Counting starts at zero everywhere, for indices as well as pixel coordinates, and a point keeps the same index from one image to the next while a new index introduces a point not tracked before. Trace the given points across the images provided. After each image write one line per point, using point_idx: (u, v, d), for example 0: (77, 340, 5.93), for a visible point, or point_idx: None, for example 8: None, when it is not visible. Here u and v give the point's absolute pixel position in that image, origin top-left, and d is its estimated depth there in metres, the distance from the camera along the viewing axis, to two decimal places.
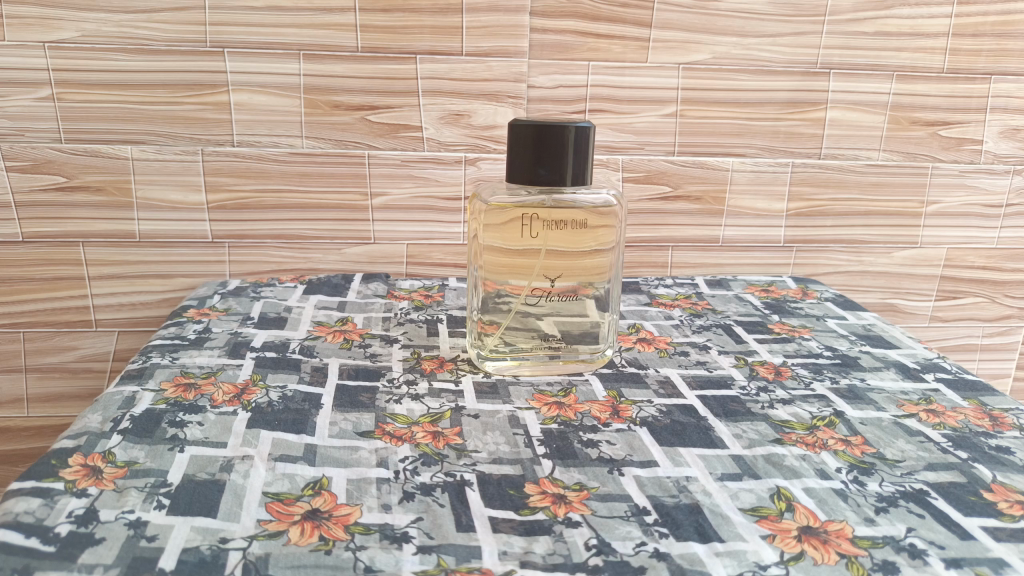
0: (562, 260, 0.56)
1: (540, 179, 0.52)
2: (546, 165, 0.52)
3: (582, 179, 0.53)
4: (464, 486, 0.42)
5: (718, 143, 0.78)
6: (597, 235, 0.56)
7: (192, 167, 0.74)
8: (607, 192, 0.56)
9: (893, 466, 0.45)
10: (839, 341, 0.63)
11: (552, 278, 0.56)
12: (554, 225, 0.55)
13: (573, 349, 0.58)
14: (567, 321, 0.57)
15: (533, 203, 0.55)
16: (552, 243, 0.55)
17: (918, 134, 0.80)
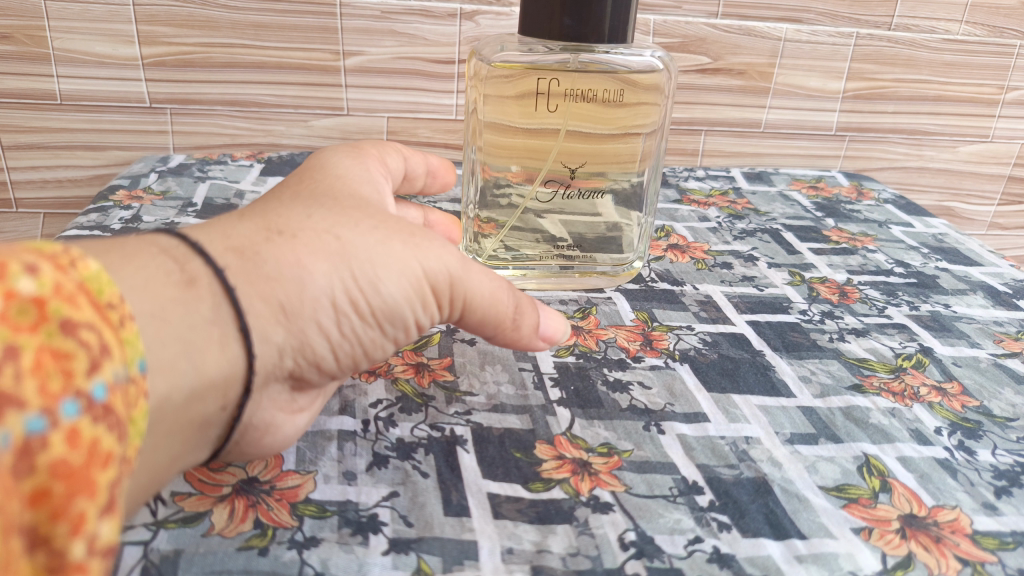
0: (586, 145, 0.44)
1: (564, 32, 0.40)
2: (573, 15, 0.40)
3: (620, 37, 0.41)
4: (456, 445, 0.31)
5: (770, 4, 0.63)
6: (631, 112, 0.44)
7: (120, 12, 0.59)
8: (651, 53, 0.43)
9: (1004, 427, 0.35)
10: (909, 254, 0.52)
11: (572, 168, 0.44)
12: (579, 97, 0.43)
13: (593, 259, 0.46)
14: (587, 224, 0.45)
15: (555, 66, 0.42)
16: (574, 121, 0.43)
17: (1010, 2, 0.66)
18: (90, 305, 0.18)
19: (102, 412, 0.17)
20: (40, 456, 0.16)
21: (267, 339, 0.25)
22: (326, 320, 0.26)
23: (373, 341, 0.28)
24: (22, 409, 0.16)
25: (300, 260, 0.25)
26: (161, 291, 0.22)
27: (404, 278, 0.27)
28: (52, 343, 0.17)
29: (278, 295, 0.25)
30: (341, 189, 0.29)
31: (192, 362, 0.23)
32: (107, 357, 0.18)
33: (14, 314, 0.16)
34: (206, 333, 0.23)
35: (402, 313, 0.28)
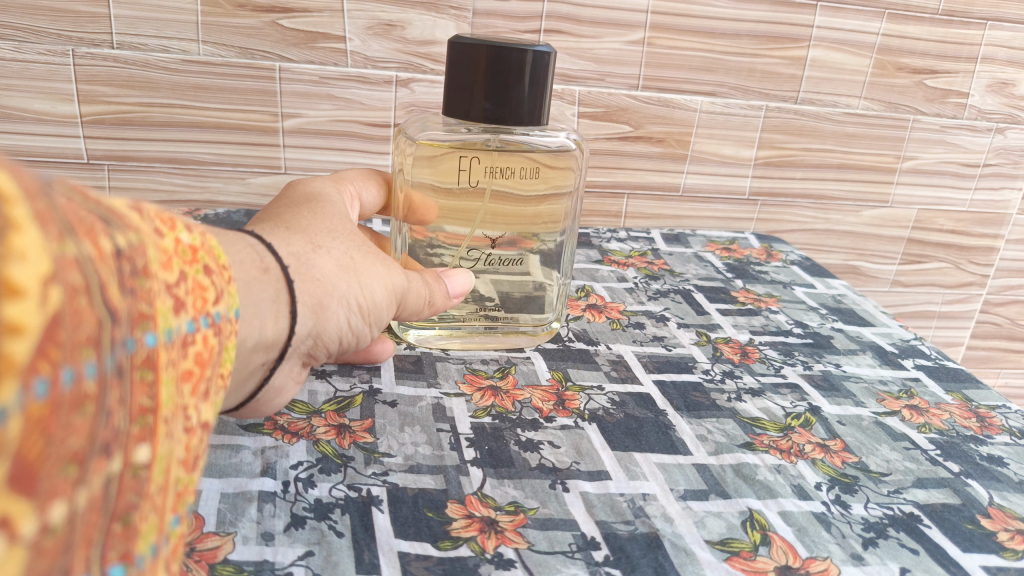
0: (507, 217, 0.47)
1: (485, 114, 0.43)
2: (493, 99, 0.43)
3: (537, 118, 0.44)
4: (371, 505, 0.33)
5: (686, 79, 0.68)
6: (549, 184, 0.48)
7: (60, 71, 0.61)
8: (564, 133, 0.47)
9: (878, 481, 0.38)
10: (809, 315, 0.57)
11: (493, 236, 0.47)
12: (499, 172, 0.45)
13: (516, 320, 0.49)
14: (510, 285, 0.48)
15: (476, 144, 0.45)
16: (494, 193, 0.46)
17: (903, 82, 0.72)
18: (215, 260, 0.24)
19: (218, 333, 0.23)
20: (194, 350, 0.22)
21: (306, 322, 0.33)
22: (340, 314, 0.34)
23: (361, 335, 0.36)
24: (188, 315, 0.21)
25: (335, 268, 0.34)
26: (249, 270, 0.29)
27: (384, 289, 0.37)
28: (199, 275, 0.23)
29: (317, 292, 0.33)
30: (339, 208, 0.38)
31: (259, 326, 0.30)
32: (223, 298, 0.24)
33: (183, 248, 0.22)
34: (270, 307, 0.30)
35: (382, 313, 0.37)
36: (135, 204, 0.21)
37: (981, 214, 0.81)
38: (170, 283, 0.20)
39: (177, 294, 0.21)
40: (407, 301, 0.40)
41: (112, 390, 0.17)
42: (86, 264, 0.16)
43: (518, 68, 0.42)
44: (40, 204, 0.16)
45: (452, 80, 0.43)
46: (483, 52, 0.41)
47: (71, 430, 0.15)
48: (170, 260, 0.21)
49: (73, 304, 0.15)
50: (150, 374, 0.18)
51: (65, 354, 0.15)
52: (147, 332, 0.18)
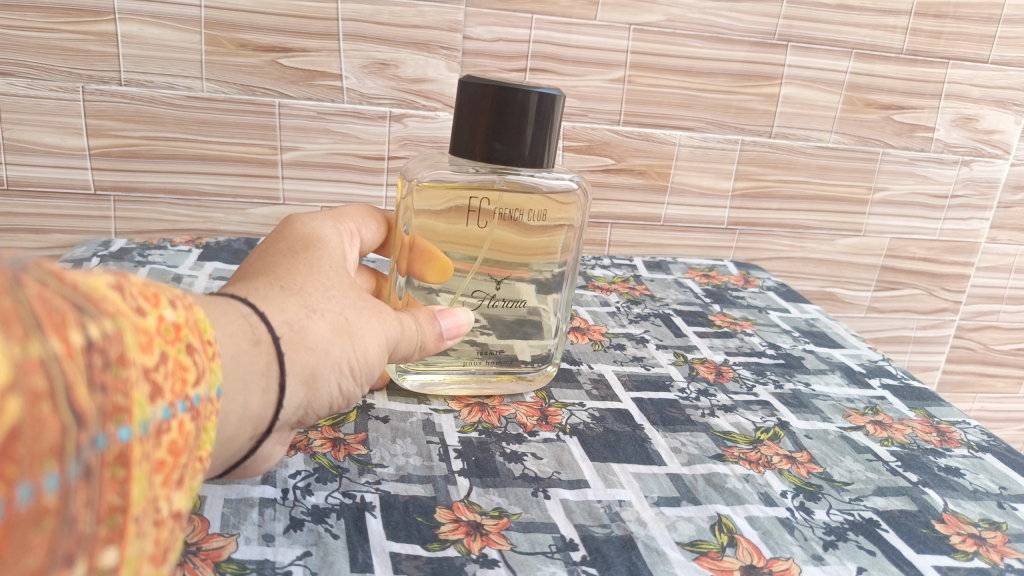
0: (507, 257, 0.46)
1: (496, 156, 0.43)
2: (502, 141, 0.43)
3: (541, 160, 0.44)
4: (365, 510, 0.36)
5: (666, 114, 0.72)
6: (551, 225, 0.47)
7: (71, 106, 0.64)
8: (570, 180, 0.46)
9: (841, 489, 0.41)
10: (782, 337, 0.60)
11: (496, 275, 0.46)
12: (506, 214, 0.45)
13: (518, 360, 0.48)
14: (511, 321, 0.47)
15: (484, 184, 0.44)
16: (499, 235, 0.46)
17: (872, 117, 0.76)
18: (198, 336, 0.24)
19: (196, 417, 0.23)
20: (167, 438, 0.21)
21: (297, 394, 0.32)
22: (332, 381, 0.34)
23: (351, 397, 0.36)
24: (166, 401, 0.21)
25: (330, 334, 0.34)
26: (240, 344, 0.29)
27: (375, 350, 0.36)
28: (181, 354, 0.22)
29: (309, 361, 0.33)
30: (336, 263, 0.38)
31: (245, 402, 0.30)
32: (203, 377, 0.24)
33: (166, 328, 0.22)
34: (258, 381, 0.30)
35: (372, 373, 0.37)
36: (118, 280, 0.21)
37: (952, 242, 0.84)
38: (150, 367, 0.20)
39: (154, 379, 0.20)
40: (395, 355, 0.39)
41: (77, 496, 0.16)
42: (55, 364, 0.16)
43: (526, 110, 0.42)
44: (3, 304, 0.15)
45: (460, 127, 0.44)
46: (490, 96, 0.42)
47: (21, 547, 0.15)
48: (151, 342, 0.21)
49: (32, 413, 0.15)
50: (123, 471, 0.18)
51: (19, 468, 0.15)
52: (121, 425, 0.18)
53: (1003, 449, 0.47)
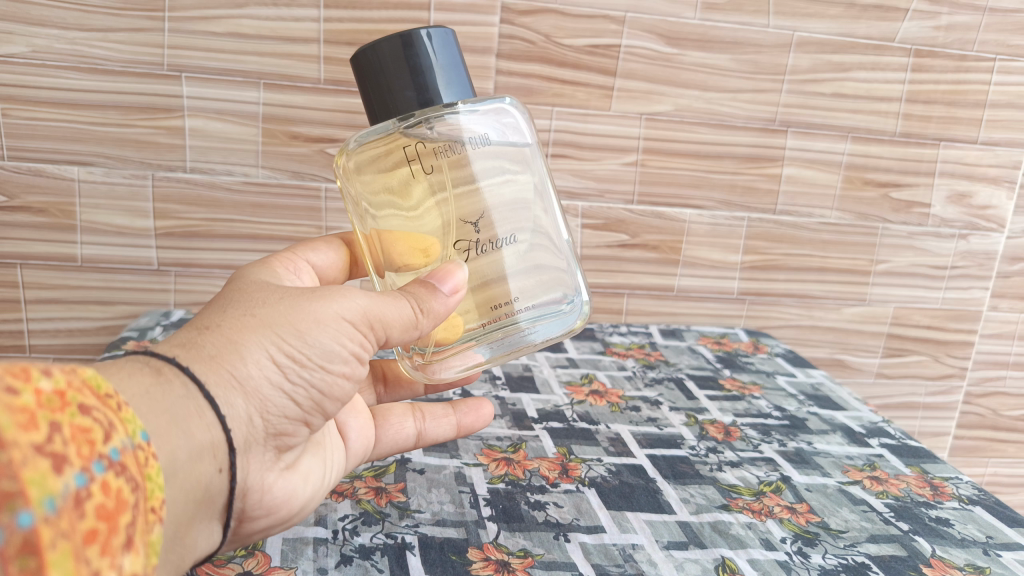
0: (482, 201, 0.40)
1: (411, 103, 0.39)
2: (413, 85, 0.39)
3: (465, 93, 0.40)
4: (405, 549, 0.40)
5: (676, 194, 0.79)
6: (511, 151, 0.42)
7: (141, 192, 0.72)
8: (503, 99, 0.42)
9: (836, 537, 0.45)
10: (787, 400, 0.64)
11: (473, 220, 0.40)
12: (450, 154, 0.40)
13: (534, 310, 0.43)
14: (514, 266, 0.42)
15: (418, 134, 0.39)
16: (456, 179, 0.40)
17: (870, 194, 0.82)
18: (93, 396, 0.25)
19: (120, 470, 0.24)
20: (90, 504, 0.22)
21: (232, 403, 0.32)
22: (272, 379, 0.34)
23: (320, 385, 0.35)
24: (75, 468, 0.22)
25: (232, 338, 0.33)
26: (142, 381, 0.30)
27: (322, 329, 0.35)
28: (77, 418, 0.23)
29: (226, 368, 0.32)
30: (256, 282, 0.38)
31: (186, 432, 0.30)
32: (113, 433, 0.25)
33: (47, 399, 0.22)
34: (184, 406, 0.30)
35: (334, 350, 0.35)
36: None
37: (954, 310, 0.88)
38: (39, 443, 0.21)
39: (52, 456, 0.21)
40: (382, 327, 0.37)
41: None
42: None
43: (425, 48, 0.39)
44: None
45: (369, 93, 0.40)
46: (387, 44, 0.39)
47: None
48: (35, 422, 0.21)
49: None
50: (34, 560, 0.19)
51: None
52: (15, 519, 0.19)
53: (992, 502, 0.51)
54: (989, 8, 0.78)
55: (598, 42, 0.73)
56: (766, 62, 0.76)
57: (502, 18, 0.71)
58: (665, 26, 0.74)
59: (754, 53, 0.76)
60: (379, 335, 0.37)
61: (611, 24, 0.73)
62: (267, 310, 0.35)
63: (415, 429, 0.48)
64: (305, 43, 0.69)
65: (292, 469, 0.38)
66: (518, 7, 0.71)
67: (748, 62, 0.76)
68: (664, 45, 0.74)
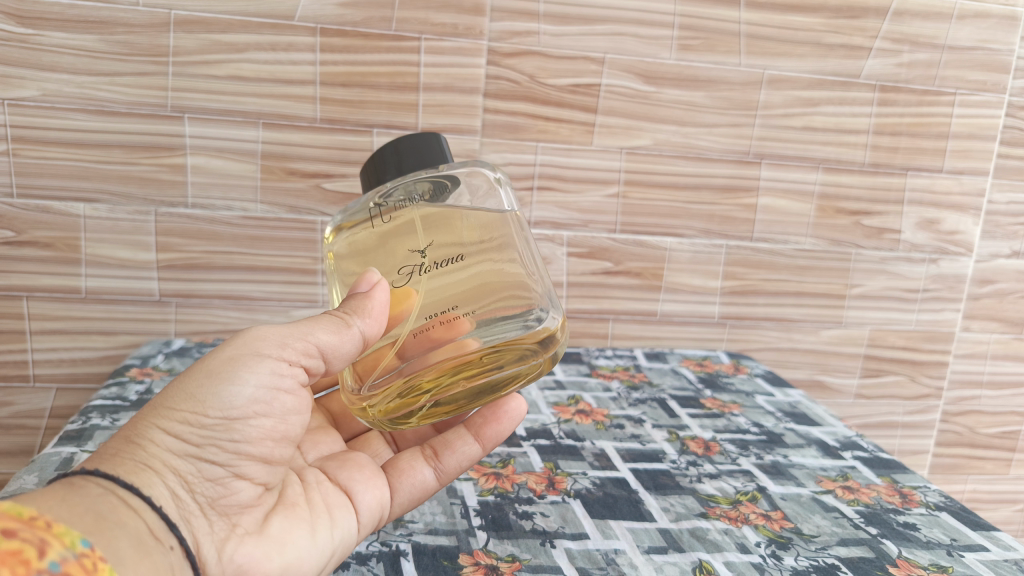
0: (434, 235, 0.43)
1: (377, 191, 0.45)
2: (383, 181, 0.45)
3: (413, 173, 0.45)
4: (399, 556, 0.43)
5: (658, 224, 0.83)
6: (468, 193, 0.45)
7: (143, 226, 0.75)
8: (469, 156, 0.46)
9: (808, 541, 0.47)
10: (765, 417, 0.67)
11: (420, 248, 0.43)
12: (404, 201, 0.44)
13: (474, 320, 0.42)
14: (463, 284, 0.43)
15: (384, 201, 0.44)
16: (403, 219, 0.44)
17: (843, 222, 0.86)
18: (16, 521, 0.26)
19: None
20: None
21: (148, 482, 0.35)
22: (178, 447, 0.36)
23: (225, 432, 0.37)
24: None
25: (130, 434, 0.36)
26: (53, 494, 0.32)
27: (209, 381, 0.37)
28: (2, 545, 0.24)
29: (131, 456, 0.35)
30: None
31: (118, 521, 0.32)
32: (46, 549, 0.26)
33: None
34: (107, 502, 0.32)
35: (228, 391, 0.37)
36: None
37: (928, 332, 0.92)
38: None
39: None
40: (285, 350, 0.39)
41: None
42: None
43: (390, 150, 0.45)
44: None
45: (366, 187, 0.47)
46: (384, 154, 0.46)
47: None
48: None
49: None
50: None
51: None
52: None
53: (958, 508, 0.53)
54: (947, 46, 0.83)
55: (579, 81, 0.77)
56: (738, 98, 0.81)
57: (488, 60, 0.75)
58: (643, 65, 0.78)
59: (727, 90, 0.80)
60: (287, 355, 0.39)
61: (591, 64, 0.77)
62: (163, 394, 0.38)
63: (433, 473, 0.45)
64: (301, 84, 0.73)
65: (263, 535, 0.38)
66: (503, 49, 0.75)
67: (722, 99, 0.80)
68: (642, 83, 0.78)
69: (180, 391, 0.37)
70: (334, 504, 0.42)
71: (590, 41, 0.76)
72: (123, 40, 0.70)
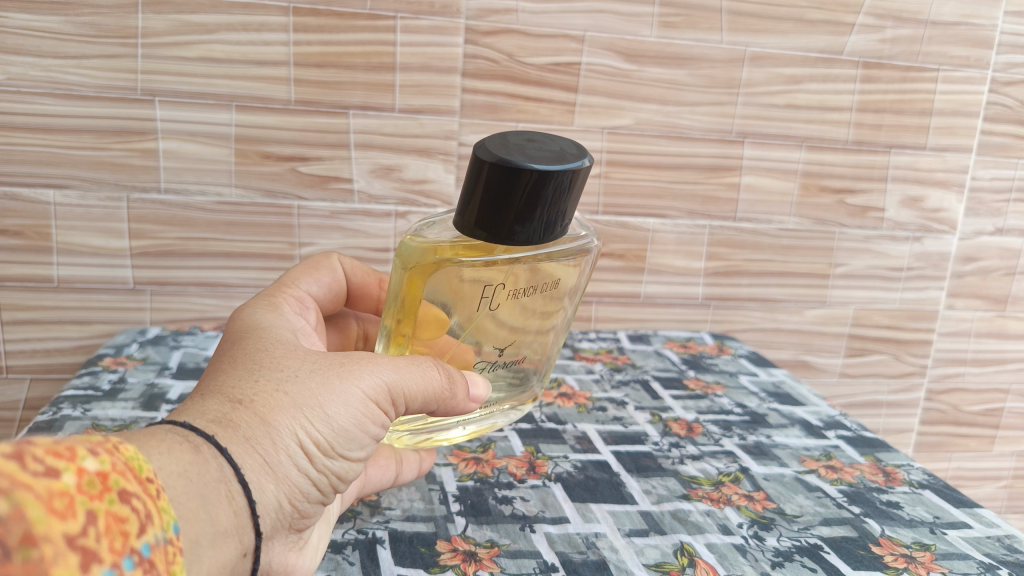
0: (525, 329, 0.44)
1: (513, 238, 0.39)
2: (525, 224, 0.39)
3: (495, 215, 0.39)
4: (376, 543, 0.42)
5: (640, 204, 0.82)
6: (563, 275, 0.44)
7: (116, 213, 0.73)
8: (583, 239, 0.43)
9: (791, 521, 0.47)
10: (749, 397, 0.66)
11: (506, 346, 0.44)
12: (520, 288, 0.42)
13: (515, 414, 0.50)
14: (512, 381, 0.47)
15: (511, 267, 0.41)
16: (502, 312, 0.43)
17: (826, 200, 0.86)
18: (134, 482, 0.26)
19: (148, 568, 0.24)
20: None
21: (261, 488, 0.33)
22: (302, 464, 0.35)
23: (338, 470, 0.36)
24: (104, 565, 0.22)
25: (264, 418, 0.34)
26: (181, 456, 0.30)
27: (347, 409, 0.36)
28: (112, 505, 0.24)
29: (261, 450, 0.33)
30: (282, 342, 0.38)
31: (212, 518, 0.30)
32: (146, 526, 0.25)
33: (89, 482, 0.23)
34: (217, 490, 0.31)
35: (356, 434, 0.37)
36: (22, 442, 0.22)
37: (912, 310, 0.92)
38: (74, 534, 0.22)
39: (84, 544, 0.22)
40: (401, 405, 0.39)
41: None
42: None
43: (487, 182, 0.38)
44: None
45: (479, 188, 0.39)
46: (521, 174, 0.37)
47: None
48: (74, 506, 0.22)
49: None
50: None
51: None
52: None
53: (941, 485, 0.53)
54: (931, 22, 0.82)
55: (559, 60, 0.76)
56: (720, 76, 0.79)
57: (466, 38, 0.74)
58: (623, 43, 0.77)
59: (709, 68, 0.79)
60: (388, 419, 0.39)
61: (571, 42, 0.76)
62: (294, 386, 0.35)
63: (393, 475, 0.47)
64: (275, 65, 0.72)
65: (307, 545, 0.39)
66: (481, 28, 0.74)
67: (704, 77, 0.79)
68: (623, 61, 0.77)
69: (317, 406, 0.35)
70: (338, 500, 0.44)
71: (570, 19, 0.75)
72: (90, 21, 0.68)
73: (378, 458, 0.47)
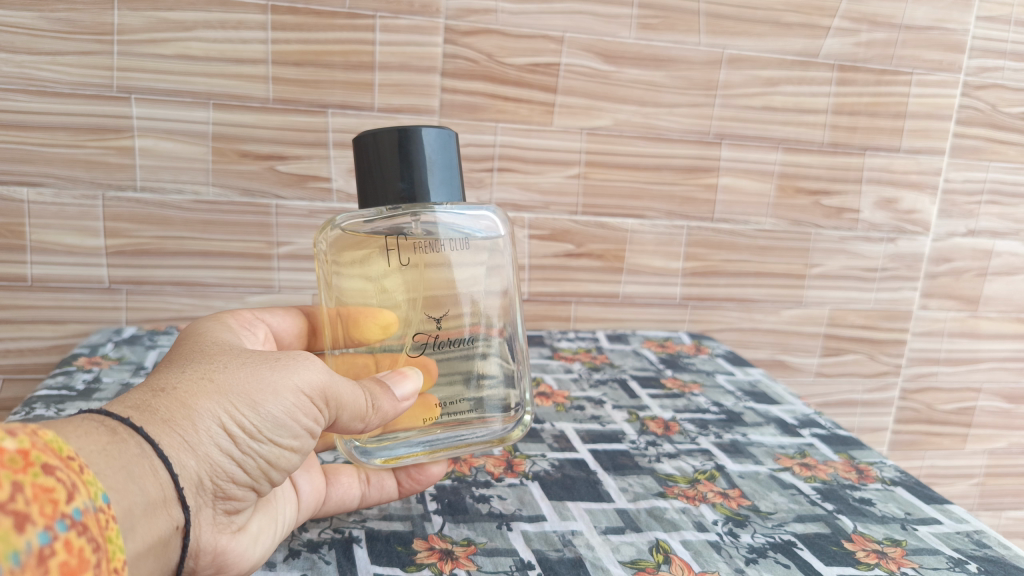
0: (453, 298, 0.45)
1: (403, 196, 0.42)
2: (407, 178, 0.42)
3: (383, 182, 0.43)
4: (352, 542, 0.42)
5: (618, 205, 0.83)
6: (484, 245, 0.46)
7: (91, 212, 0.72)
8: (486, 206, 0.46)
9: (765, 518, 0.47)
10: (725, 396, 0.67)
11: (437, 316, 0.44)
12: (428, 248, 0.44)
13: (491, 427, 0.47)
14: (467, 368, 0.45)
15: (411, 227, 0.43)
16: (420, 280, 0.44)
17: (802, 202, 0.87)
18: (57, 457, 0.25)
19: (82, 530, 0.25)
20: (53, 561, 0.23)
21: (184, 463, 0.33)
22: (225, 445, 0.34)
23: (267, 454, 0.36)
24: (38, 527, 0.23)
25: (186, 401, 0.34)
26: (99, 437, 0.30)
27: (277, 398, 0.36)
28: (39, 477, 0.24)
29: (181, 430, 0.33)
30: (218, 346, 0.39)
31: (141, 489, 0.31)
32: (75, 493, 0.25)
33: (11, 458, 0.23)
34: (141, 465, 0.31)
35: (287, 422, 0.36)
36: None
37: (886, 310, 0.94)
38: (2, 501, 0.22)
39: (15, 510, 0.22)
40: (337, 401, 0.39)
41: None
42: None
43: (370, 154, 0.42)
44: None
45: (367, 160, 0.43)
46: (387, 135, 0.42)
47: None
48: None
49: None
50: None
51: None
52: None
53: (912, 482, 0.54)
54: (905, 26, 0.83)
55: (538, 60, 0.76)
56: (698, 77, 0.80)
57: (445, 38, 0.74)
58: (602, 44, 0.77)
59: (687, 70, 0.80)
60: (324, 415, 0.39)
61: (550, 43, 0.76)
62: (220, 375, 0.35)
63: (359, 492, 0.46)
64: (253, 63, 0.71)
65: (242, 530, 0.39)
66: (460, 28, 0.74)
67: (681, 78, 0.80)
68: (602, 63, 0.78)
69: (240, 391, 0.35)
70: (291, 510, 0.43)
71: (549, 20, 0.75)
72: (65, 18, 0.67)
73: (344, 477, 0.46)
